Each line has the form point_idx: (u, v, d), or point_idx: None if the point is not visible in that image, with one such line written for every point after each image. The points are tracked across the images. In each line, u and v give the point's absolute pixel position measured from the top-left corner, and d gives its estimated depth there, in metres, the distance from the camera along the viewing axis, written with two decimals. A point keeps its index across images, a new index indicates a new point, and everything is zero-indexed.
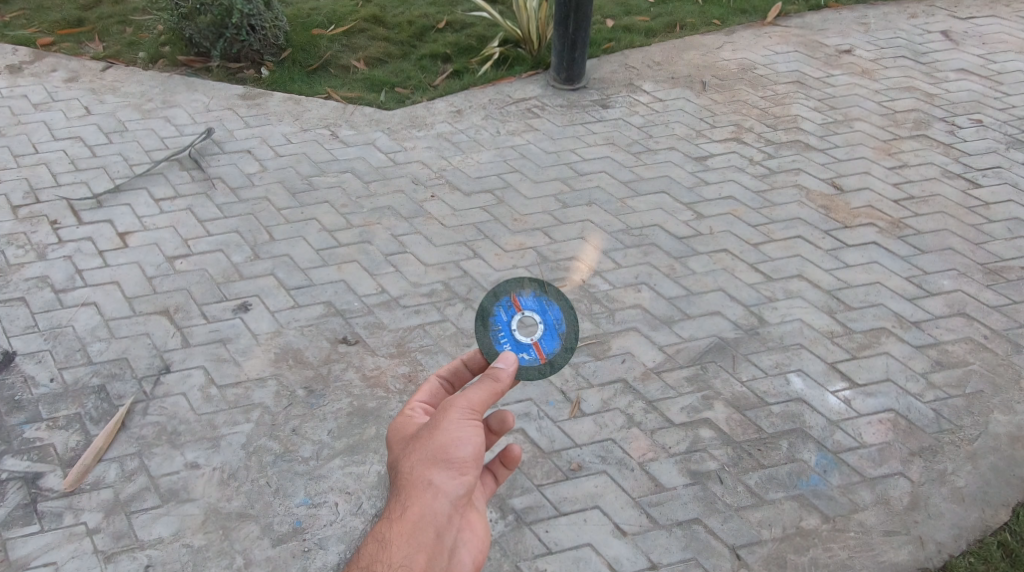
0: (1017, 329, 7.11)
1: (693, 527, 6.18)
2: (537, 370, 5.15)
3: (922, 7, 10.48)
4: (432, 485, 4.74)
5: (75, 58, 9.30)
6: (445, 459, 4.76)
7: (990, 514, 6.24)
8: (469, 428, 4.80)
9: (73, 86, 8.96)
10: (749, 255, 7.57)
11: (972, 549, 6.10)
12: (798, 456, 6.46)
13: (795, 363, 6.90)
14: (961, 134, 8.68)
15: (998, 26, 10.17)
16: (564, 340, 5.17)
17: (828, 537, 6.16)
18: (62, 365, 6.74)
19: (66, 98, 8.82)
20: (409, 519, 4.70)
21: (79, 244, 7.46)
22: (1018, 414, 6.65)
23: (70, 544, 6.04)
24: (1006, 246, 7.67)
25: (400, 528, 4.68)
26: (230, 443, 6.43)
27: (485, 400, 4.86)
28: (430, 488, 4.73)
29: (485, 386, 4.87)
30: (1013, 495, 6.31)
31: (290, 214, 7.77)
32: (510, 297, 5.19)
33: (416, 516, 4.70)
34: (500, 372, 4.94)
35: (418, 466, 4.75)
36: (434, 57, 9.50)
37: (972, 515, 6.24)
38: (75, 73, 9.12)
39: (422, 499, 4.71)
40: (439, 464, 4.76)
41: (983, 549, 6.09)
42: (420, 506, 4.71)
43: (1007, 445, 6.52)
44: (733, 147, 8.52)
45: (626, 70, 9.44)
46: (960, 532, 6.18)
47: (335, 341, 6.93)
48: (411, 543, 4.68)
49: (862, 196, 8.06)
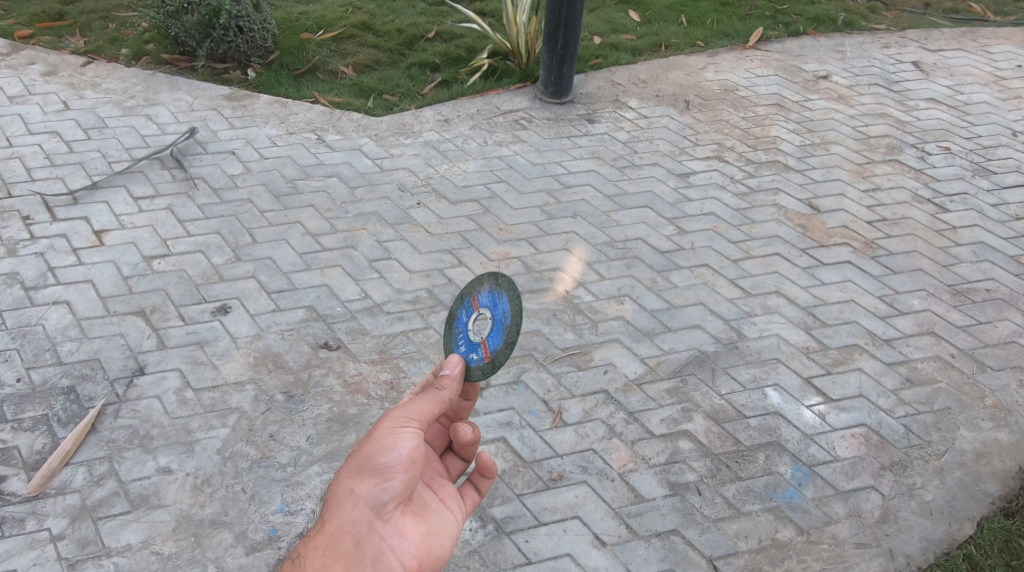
0: (982, 348, 7.10)
1: (671, 538, 6.13)
2: (486, 370, 4.95)
3: (895, 38, 10.50)
4: (354, 494, 4.77)
5: (55, 52, 9.22)
6: (369, 468, 4.79)
7: (956, 528, 6.21)
8: (397, 436, 4.81)
9: (51, 80, 8.88)
10: (728, 270, 7.53)
11: (939, 562, 6.07)
12: (775, 469, 6.42)
13: (773, 377, 6.86)
14: (930, 160, 8.69)
15: (966, 59, 10.20)
16: (506, 335, 4.88)
17: (803, 549, 6.11)
18: (31, 365, 6.66)
19: (43, 92, 8.73)
20: (327, 529, 4.75)
21: (52, 241, 7.38)
22: (984, 431, 6.63)
23: (32, 551, 5.94)
24: (971, 269, 7.67)
25: (321, 540, 4.74)
26: (205, 447, 6.35)
27: (413, 411, 4.85)
28: (349, 498, 4.76)
29: (425, 397, 4.90)
30: (979, 510, 6.28)
31: (274, 217, 7.70)
32: (471, 297, 5.04)
33: (335, 527, 4.74)
34: (445, 380, 4.94)
35: (343, 478, 4.80)
36: (422, 66, 9.46)
37: (939, 529, 6.21)
38: (53, 67, 9.04)
39: (342, 508, 4.76)
40: (362, 474, 4.78)
41: (949, 561, 6.05)
42: (338, 517, 4.74)
43: (974, 461, 6.50)
44: (714, 165, 8.49)
45: (611, 86, 9.40)
46: (928, 545, 6.14)
47: (316, 346, 6.87)
48: (330, 552, 4.72)
49: (838, 216, 8.05)
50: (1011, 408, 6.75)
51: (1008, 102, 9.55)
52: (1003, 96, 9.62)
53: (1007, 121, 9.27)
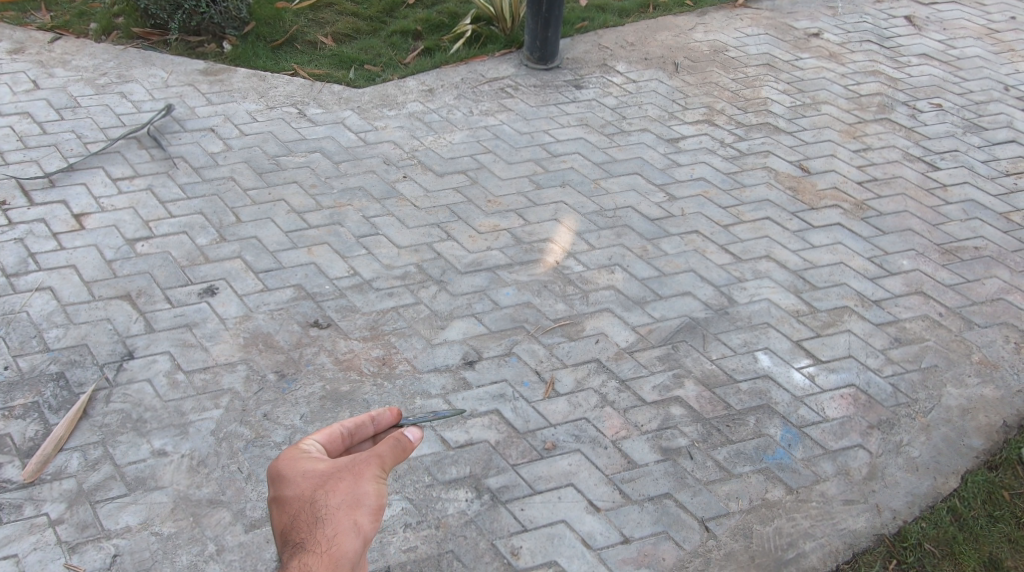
0: (970, 306, 7.17)
1: (664, 501, 6.19)
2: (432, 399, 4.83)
3: None
4: (357, 525, 4.45)
5: (20, 29, 9.22)
6: (371, 503, 4.49)
7: (942, 482, 6.29)
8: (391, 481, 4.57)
9: (19, 58, 8.86)
10: (719, 236, 7.58)
11: (925, 515, 6.15)
12: (764, 431, 6.48)
13: (762, 341, 6.92)
14: (922, 117, 8.73)
15: (959, 12, 10.25)
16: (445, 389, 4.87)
17: (792, 507, 6.18)
18: (18, 353, 6.68)
19: (11, 71, 8.72)
20: (331, 555, 4.38)
21: (31, 227, 7.39)
22: (970, 387, 6.70)
23: (32, 536, 5.98)
24: (961, 227, 7.73)
25: (321, 567, 4.36)
26: (200, 429, 6.40)
27: (395, 457, 4.59)
28: (353, 529, 4.43)
29: (398, 447, 4.61)
30: (965, 464, 6.36)
31: (257, 196, 7.72)
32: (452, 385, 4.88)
33: (336, 556, 4.39)
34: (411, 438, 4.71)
35: (343, 508, 4.46)
36: (404, 34, 9.47)
37: (925, 483, 6.29)
38: (20, 44, 9.03)
39: (346, 536, 4.42)
40: (364, 508, 4.48)
41: (934, 514, 6.14)
42: (343, 547, 4.40)
43: (960, 416, 6.57)
44: (704, 129, 8.53)
45: (599, 50, 9.42)
46: (914, 500, 6.22)
47: (307, 325, 6.91)
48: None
49: (827, 178, 8.09)
50: (998, 363, 6.83)
51: (1002, 55, 9.60)
52: (996, 49, 9.67)
53: (1000, 75, 9.32)
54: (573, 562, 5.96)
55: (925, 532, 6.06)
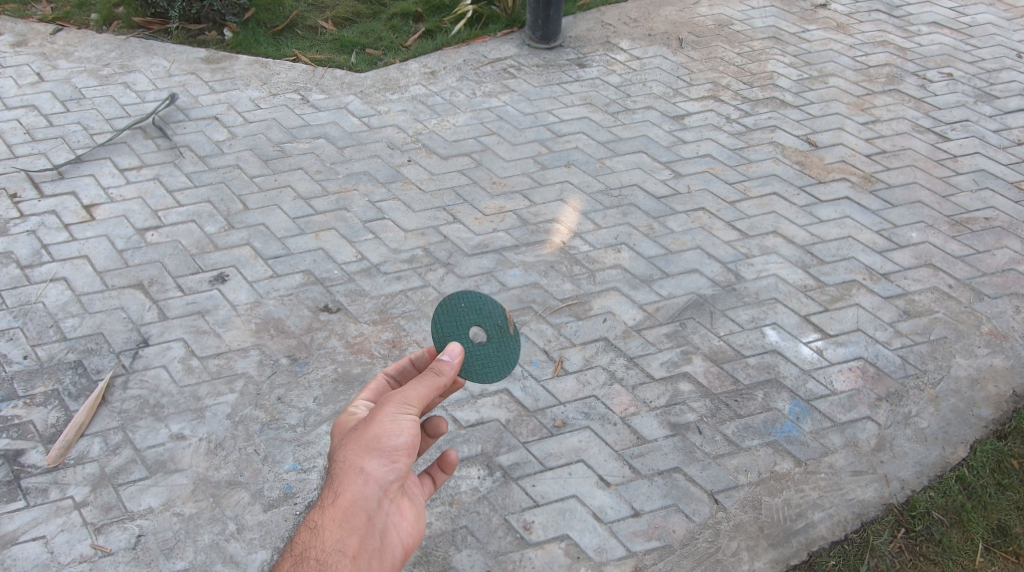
0: (980, 277, 7.20)
1: (674, 475, 6.25)
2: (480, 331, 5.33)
3: None
4: (365, 472, 4.79)
5: (22, 21, 9.27)
6: (378, 449, 4.81)
7: (951, 452, 6.34)
8: (403, 420, 4.85)
9: (22, 51, 8.91)
10: (726, 213, 7.62)
11: (933, 484, 6.20)
12: (772, 405, 6.53)
13: (770, 317, 6.97)
14: (931, 88, 8.75)
15: None
16: (483, 321, 5.32)
17: (801, 479, 6.24)
18: (36, 342, 6.75)
19: (15, 64, 8.76)
20: (340, 505, 4.75)
21: (43, 218, 7.45)
22: (979, 358, 6.75)
23: (57, 518, 6.06)
24: (971, 198, 7.76)
25: (333, 516, 4.74)
26: (216, 413, 6.46)
27: (415, 395, 4.91)
28: (362, 476, 4.78)
29: (424, 382, 4.95)
30: (974, 434, 6.41)
31: (264, 182, 7.78)
32: (466, 319, 5.31)
33: (347, 503, 4.75)
34: (443, 366, 5.01)
35: (351, 456, 4.81)
36: (404, 16, 9.50)
37: (933, 453, 6.33)
38: (22, 37, 9.08)
39: (354, 484, 4.77)
40: (373, 454, 4.80)
41: (943, 483, 6.19)
42: (351, 494, 4.76)
43: (968, 387, 6.61)
44: (710, 105, 8.55)
45: (603, 27, 9.45)
46: (922, 469, 6.27)
47: (317, 309, 6.97)
48: (342, 529, 4.73)
49: (835, 152, 8.12)
50: (1007, 334, 6.86)
51: (1013, 22, 9.61)
52: (1007, 16, 9.69)
53: (1012, 42, 9.33)
54: (585, 536, 6.03)
55: (933, 500, 6.12)
